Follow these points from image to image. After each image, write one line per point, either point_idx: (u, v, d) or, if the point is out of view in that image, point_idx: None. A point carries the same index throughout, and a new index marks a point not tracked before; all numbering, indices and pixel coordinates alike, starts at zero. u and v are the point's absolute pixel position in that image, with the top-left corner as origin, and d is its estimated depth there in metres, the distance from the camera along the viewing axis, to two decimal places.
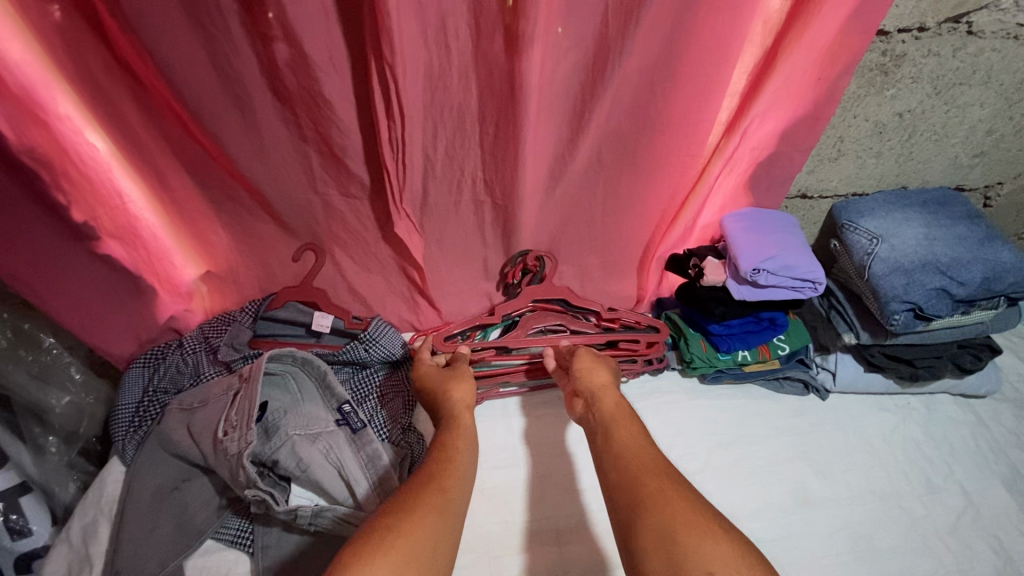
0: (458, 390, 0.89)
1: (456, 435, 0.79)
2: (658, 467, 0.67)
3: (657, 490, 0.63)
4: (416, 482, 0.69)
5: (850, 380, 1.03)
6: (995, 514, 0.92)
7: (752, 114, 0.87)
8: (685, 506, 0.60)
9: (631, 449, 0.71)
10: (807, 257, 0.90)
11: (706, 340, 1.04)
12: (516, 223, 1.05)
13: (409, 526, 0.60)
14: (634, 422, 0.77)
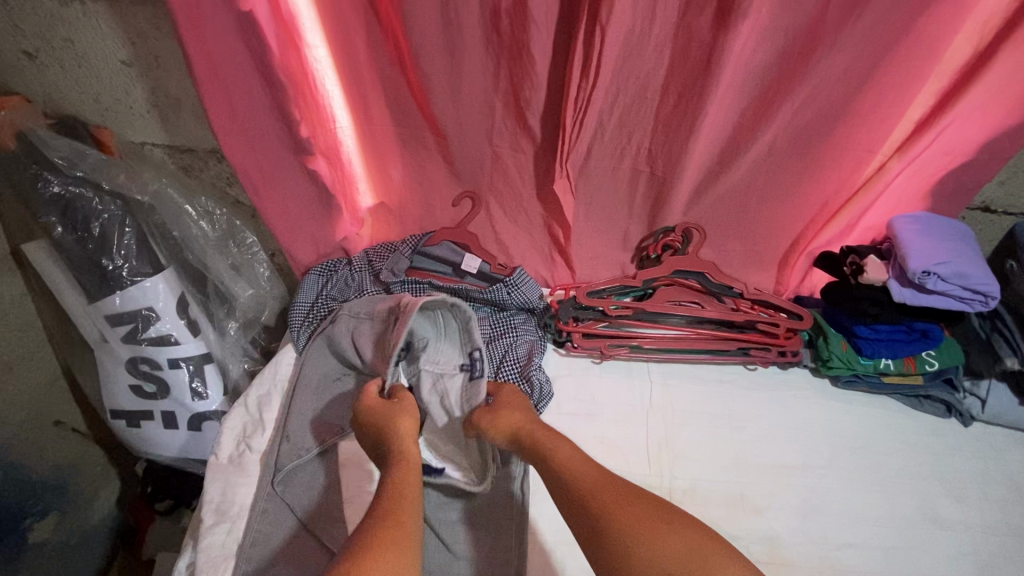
0: (402, 420, 0.83)
1: (408, 476, 0.74)
2: (603, 477, 0.72)
3: (611, 501, 0.67)
4: (371, 516, 0.65)
5: (1001, 409, 0.98)
6: None
7: (954, 113, 0.85)
8: (646, 507, 0.66)
9: (576, 469, 0.73)
10: (984, 270, 0.88)
11: (847, 343, 1.02)
12: (669, 197, 1.09)
13: (369, 561, 0.58)
14: (562, 441, 0.80)
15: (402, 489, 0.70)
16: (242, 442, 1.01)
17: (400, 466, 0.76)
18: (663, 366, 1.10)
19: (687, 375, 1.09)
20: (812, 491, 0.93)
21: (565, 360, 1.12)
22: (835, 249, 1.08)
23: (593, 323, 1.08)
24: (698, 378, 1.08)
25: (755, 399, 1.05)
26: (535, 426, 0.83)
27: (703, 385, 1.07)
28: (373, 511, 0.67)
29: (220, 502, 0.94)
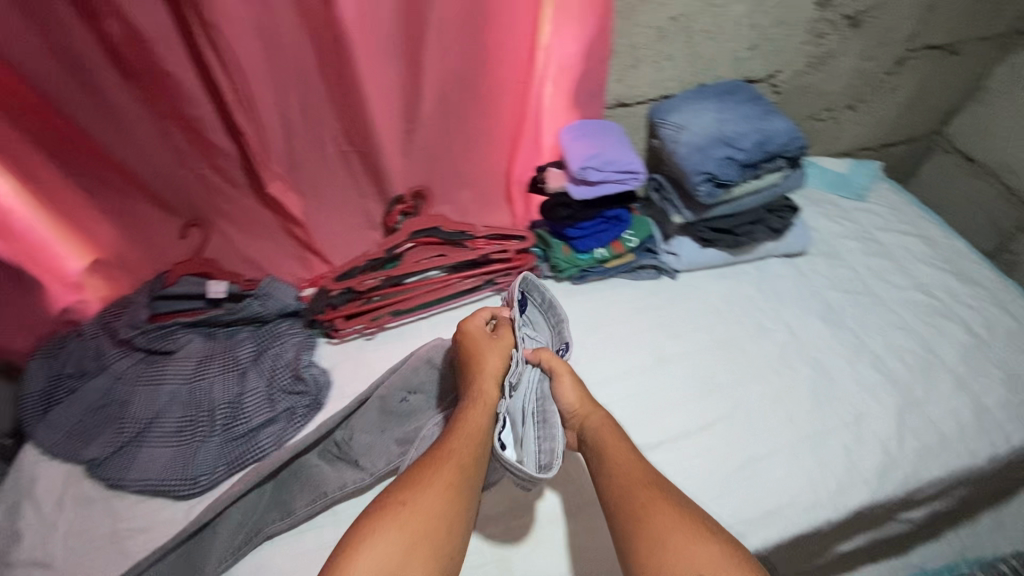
0: (490, 363, 0.94)
1: (474, 417, 0.86)
2: (651, 480, 0.79)
3: (654, 496, 0.76)
4: (427, 458, 0.79)
5: (690, 257, 1.20)
6: (812, 341, 1.12)
7: (544, 36, 1.01)
8: (678, 522, 0.73)
9: (632, 464, 0.82)
10: (626, 153, 1.07)
11: (568, 246, 1.19)
12: (382, 168, 1.16)
13: (421, 502, 0.73)
14: (624, 439, 0.87)
15: (468, 432, 0.83)
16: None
17: (473, 403, 0.88)
18: (432, 320, 1.17)
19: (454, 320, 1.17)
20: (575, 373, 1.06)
21: (339, 347, 1.13)
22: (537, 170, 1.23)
23: (351, 304, 1.11)
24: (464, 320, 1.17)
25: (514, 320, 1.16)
26: (594, 415, 0.91)
27: None
28: (437, 451, 0.80)
29: None
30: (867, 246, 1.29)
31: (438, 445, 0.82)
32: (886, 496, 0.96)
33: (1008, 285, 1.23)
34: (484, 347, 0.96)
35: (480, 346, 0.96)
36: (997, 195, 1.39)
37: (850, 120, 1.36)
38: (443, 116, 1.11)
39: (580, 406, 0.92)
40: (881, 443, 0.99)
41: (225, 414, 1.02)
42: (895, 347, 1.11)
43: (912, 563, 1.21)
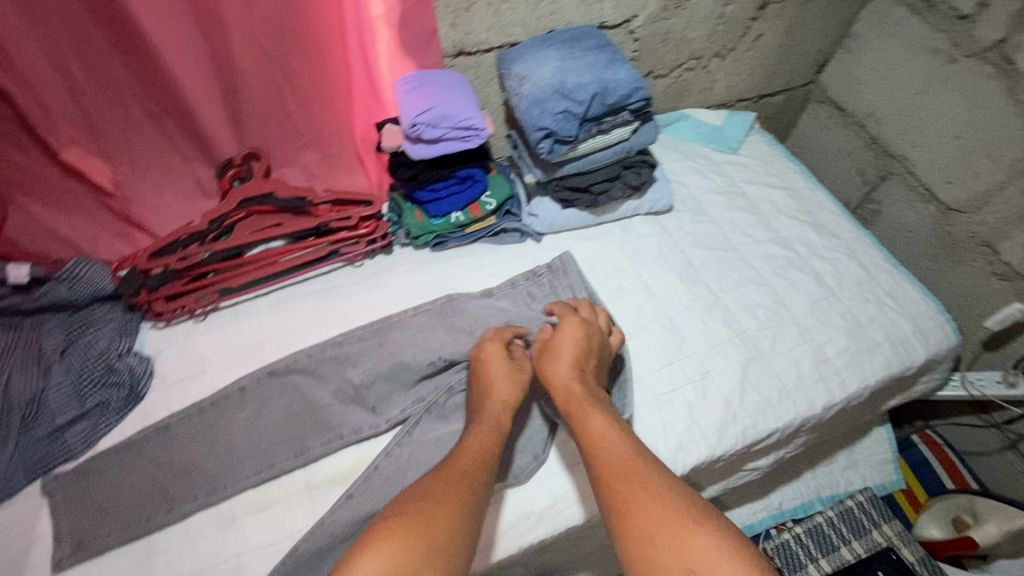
0: (498, 383, 0.88)
1: (485, 436, 0.82)
2: (627, 466, 0.73)
3: (636, 487, 0.70)
4: (433, 480, 0.73)
5: (551, 219, 1.15)
6: (668, 300, 1.11)
7: None
8: (669, 514, 0.66)
9: (609, 449, 0.76)
10: (465, 107, 0.98)
11: (422, 211, 1.13)
12: (200, 130, 1.03)
13: (426, 520, 0.66)
14: (606, 413, 0.81)
15: (467, 452, 0.78)
16: None
17: (482, 422, 0.84)
18: (274, 297, 1.08)
19: (300, 296, 1.08)
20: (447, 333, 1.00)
21: (165, 332, 1.03)
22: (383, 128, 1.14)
23: (172, 283, 1.01)
24: (308, 296, 1.08)
25: (365, 293, 1.09)
26: (591, 391, 0.86)
27: (313, 299, 1.08)
28: (438, 471, 0.75)
29: None
30: (733, 200, 1.28)
31: (444, 465, 0.77)
32: (725, 451, 0.97)
33: (862, 235, 1.26)
34: (485, 375, 0.90)
35: (490, 368, 0.90)
36: (862, 145, 1.41)
37: (719, 69, 1.33)
38: (260, 69, 0.99)
39: (563, 389, 0.85)
40: (723, 399, 1.00)
41: (23, 413, 0.91)
42: (747, 301, 1.12)
43: (770, 506, 1.26)
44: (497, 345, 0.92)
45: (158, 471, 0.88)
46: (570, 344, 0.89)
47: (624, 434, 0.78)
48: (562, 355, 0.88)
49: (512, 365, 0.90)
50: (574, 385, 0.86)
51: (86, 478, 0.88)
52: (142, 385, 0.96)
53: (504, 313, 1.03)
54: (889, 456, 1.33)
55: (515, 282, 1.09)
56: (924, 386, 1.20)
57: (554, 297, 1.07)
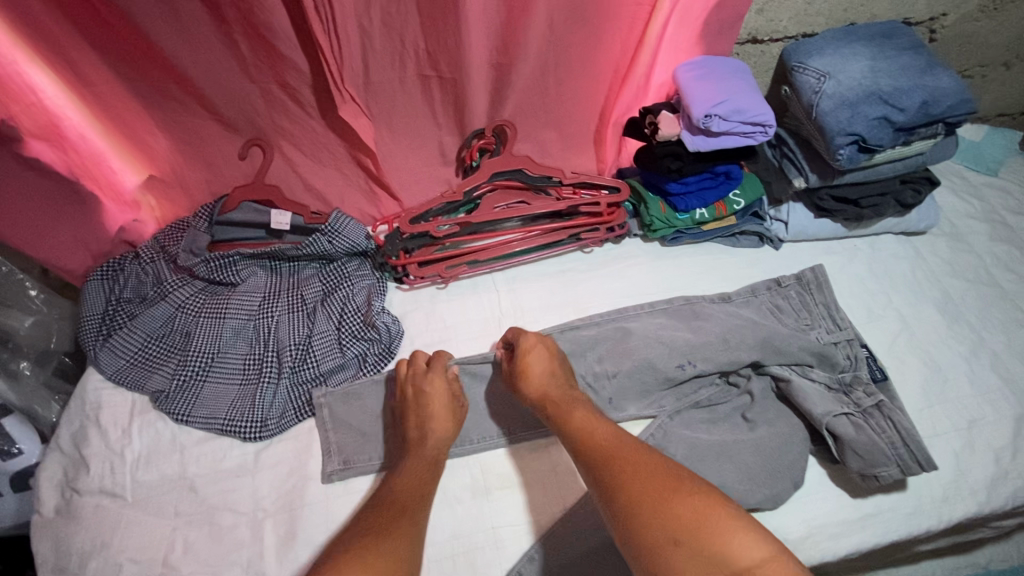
0: (434, 418, 0.85)
1: (408, 471, 0.79)
2: (609, 445, 0.75)
3: (625, 459, 0.72)
4: (367, 513, 0.72)
5: (801, 228, 1.07)
6: (925, 332, 1.02)
7: None
8: (654, 483, 0.68)
9: (590, 433, 0.77)
10: (757, 101, 0.91)
11: (665, 203, 1.07)
12: (466, 97, 1.02)
13: (377, 549, 0.64)
14: (580, 408, 0.82)
15: (407, 482, 0.77)
16: (67, 487, 0.88)
17: (413, 457, 0.82)
18: (508, 273, 1.08)
19: (535, 276, 1.08)
20: (698, 333, 0.96)
21: (410, 295, 1.05)
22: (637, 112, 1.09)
23: (426, 249, 1.02)
24: (542, 276, 1.08)
25: (598, 282, 1.07)
26: (568, 392, 0.85)
27: (547, 281, 1.07)
28: (376, 504, 0.74)
29: (56, 559, 0.82)
30: (996, 229, 1.15)
31: (374, 501, 0.75)
32: (992, 509, 0.89)
33: None
34: (415, 408, 0.86)
35: (429, 406, 0.86)
36: None
37: (999, 80, 1.18)
38: (544, 42, 0.96)
39: (536, 393, 0.85)
40: (994, 453, 0.91)
41: (293, 356, 0.96)
42: (1019, 348, 1.01)
43: (975, 564, 1.17)
44: (440, 383, 0.89)
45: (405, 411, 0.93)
46: (541, 359, 0.88)
47: (604, 421, 0.80)
48: (530, 369, 0.87)
49: (449, 399, 0.88)
50: (552, 388, 0.85)
51: (348, 424, 0.92)
52: (393, 345, 0.99)
53: (755, 325, 0.95)
54: None
55: (756, 290, 1.03)
56: None
57: (805, 314, 1.00)
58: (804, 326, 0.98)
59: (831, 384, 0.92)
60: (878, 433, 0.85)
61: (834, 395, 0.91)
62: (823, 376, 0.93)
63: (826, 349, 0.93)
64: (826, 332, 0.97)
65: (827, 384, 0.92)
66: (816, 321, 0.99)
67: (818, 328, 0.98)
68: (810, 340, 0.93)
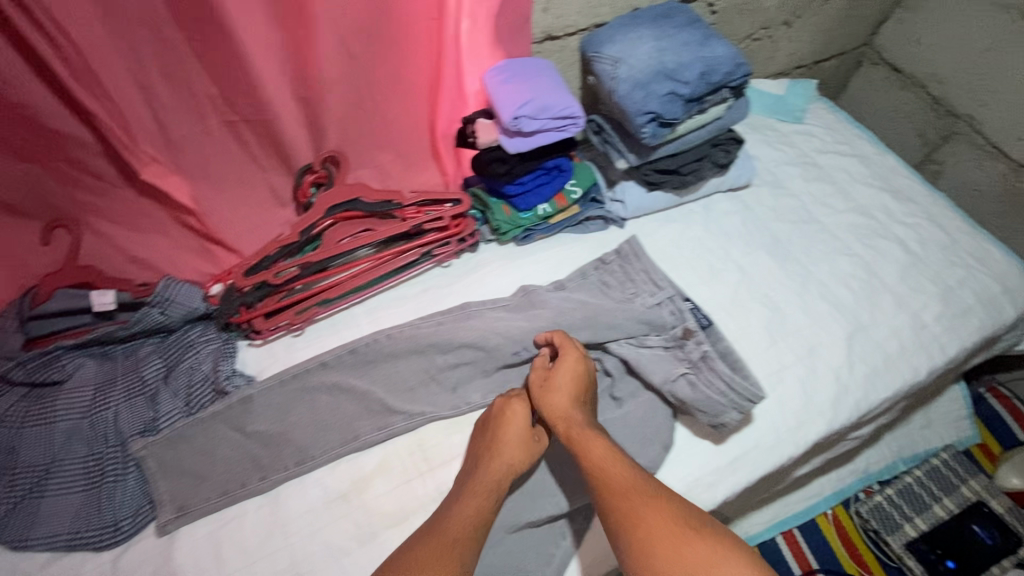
0: (506, 447, 0.84)
1: (467, 507, 0.78)
2: (628, 486, 0.75)
3: (636, 500, 0.73)
4: (417, 546, 0.73)
5: (637, 204, 1.14)
6: (761, 277, 1.11)
7: None
8: (670, 529, 0.69)
9: (608, 471, 0.77)
10: (561, 96, 0.94)
11: (508, 205, 1.09)
12: (280, 136, 0.98)
13: None
14: (599, 434, 0.82)
15: (457, 522, 0.76)
16: None
17: (472, 488, 0.81)
18: (367, 305, 1.04)
19: (396, 302, 1.05)
20: (555, 323, 0.98)
21: (264, 350, 1.00)
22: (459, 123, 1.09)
23: (269, 299, 0.97)
24: (403, 300, 1.05)
25: (462, 295, 1.05)
26: (587, 415, 0.86)
27: (409, 304, 1.04)
28: (427, 537, 0.74)
29: None
30: (807, 171, 1.27)
31: (427, 533, 0.75)
32: (841, 424, 0.98)
33: (938, 197, 1.26)
34: (494, 430, 0.86)
35: (505, 424, 0.86)
36: (923, 106, 1.41)
37: (783, 38, 1.31)
38: (344, 70, 0.94)
39: (553, 413, 0.86)
40: (833, 373, 1.00)
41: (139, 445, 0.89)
42: (840, 274, 1.12)
43: (857, 471, 1.28)
44: (521, 404, 0.88)
45: (250, 460, 0.90)
46: (569, 372, 0.89)
47: (621, 455, 0.80)
48: (557, 385, 0.88)
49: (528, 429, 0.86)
50: (575, 415, 0.85)
51: (201, 493, 0.87)
52: (250, 406, 0.93)
53: (586, 305, 1.01)
54: (964, 412, 1.36)
55: (585, 271, 1.08)
56: (1005, 343, 1.21)
57: (629, 284, 1.05)
58: (629, 295, 1.03)
59: (665, 343, 0.98)
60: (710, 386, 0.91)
61: (670, 356, 0.96)
62: (657, 339, 0.99)
63: (650, 315, 0.99)
64: (650, 297, 1.02)
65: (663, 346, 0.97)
66: (642, 283, 1.04)
67: (643, 294, 1.03)
68: (633, 309, 1.00)
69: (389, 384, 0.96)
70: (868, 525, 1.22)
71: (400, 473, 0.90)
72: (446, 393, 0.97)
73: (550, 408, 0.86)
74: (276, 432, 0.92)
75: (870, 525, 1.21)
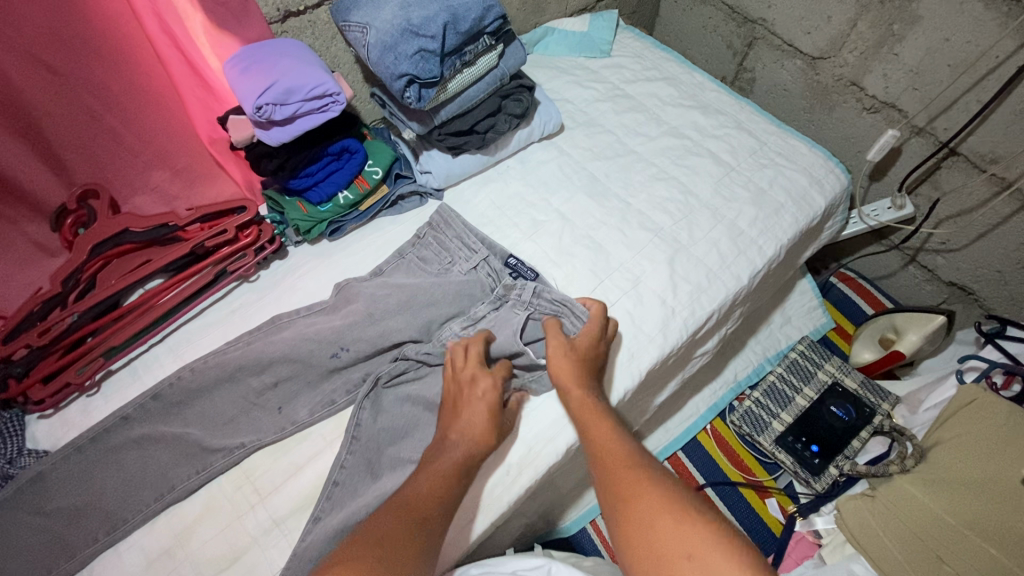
0: (473, 414, 0.82)
1: (438, 460, 0.78)
2: (627, 458, 0.74)
3: (627, 474, 0.71)
4: (392, 505, 0.73)
5: (446, 172, 1.09)
6: (582, 219, 1.10)
7: None
8: (654, 497, 0.67)
9: (607, 444, 0.77)
10: (311, 73, 0.86)
11: (304, 201, 1.02)
12: (10, 177, 0.86)
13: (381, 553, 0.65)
14: (604, 413, 0.81)
15: (434, 477, 0.76)
16: None
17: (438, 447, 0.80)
18: (170, 342, 0.96)
19: (205, 329, 0.97)
20: (369, 315, 0.94)
21: (56, 420, 0.90)
22: (220, 129, 1.01)
23: (45, 361, 0.86)
24: (210, 327, 0.97)
25: (274, 306, 0.99)
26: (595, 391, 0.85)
27: (217, 329, 0.97)
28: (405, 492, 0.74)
29: None
30: (619, 103, 1.26)
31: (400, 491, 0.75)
32: (673, 346, 0.99)
33: (743, 104, 1.29)
34: (459, 405, 0.84)
35: (467, 394, 0.84)
36: (724, 17, 1.41)
37: None
38: (55, 87, 0.82)
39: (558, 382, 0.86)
40: (659, 299, 1.01)
41: None
42: (657, 200, 1.12)
43: (727, 382, 1.32)
44: (478, 375, 0.85)
45: (53, 542, 0.80)
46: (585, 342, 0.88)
47: (625, 436, 0.78)
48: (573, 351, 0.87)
49: (490, 388, 0.84)
50: (580, 381, 0.85)
51: None
52: (47, 483, 0.83)
53: (402, 289, 0.97)
54: (816, 302, 1.43)
55: (402, 252, 1.03)
56: (830, 231, 1.27)
57: (445, 254, 1.02)
58: (446, 265, 1.01)
59: (494, 305, 0.96)
60: (553, 304, 0.93)
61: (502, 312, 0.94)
62: (484, 304, 0.97)
63: (467, 283, 0.98)
64: (467, 262, 1.01)
65: (494, 309, 0.96)
66: (458, 250, 1.02)
67: (459, 261, 1.01)
68: (450, 281, 0.98)
69: (204, 422, 0.89)
70: (742, 431, 1.26)
71: (229, 510, 0.84)
72: (270, 415, 0.90)
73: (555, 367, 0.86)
74: (83, 504, 0.82)
75: (743, 430, 1.25)
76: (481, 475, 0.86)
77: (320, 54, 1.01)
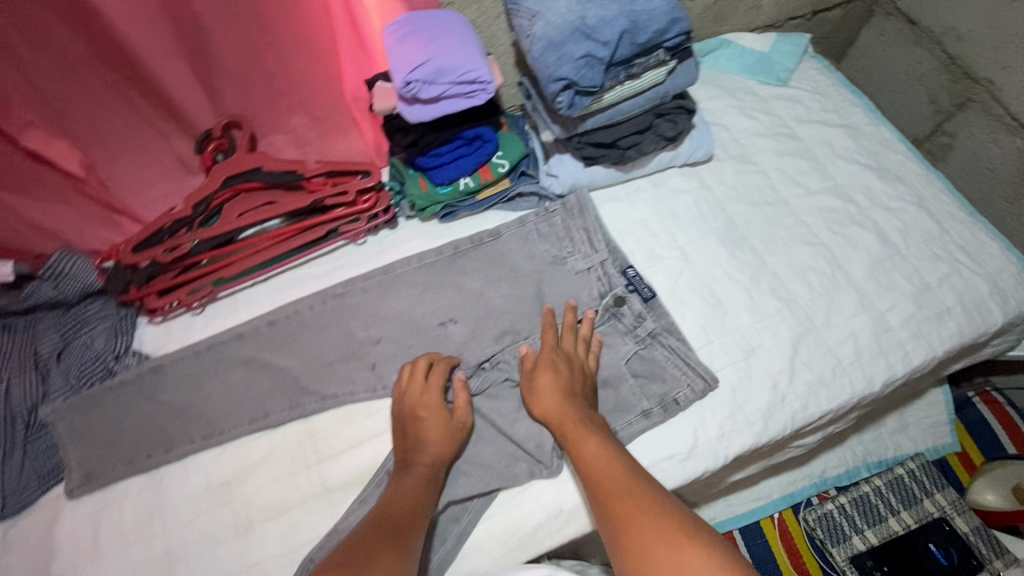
0: (428, 426, 0.82)
1: (410, 477, 0.77)
2: (624, 488, 0.69)
3: (625, 507, 0.67)
4: (371, 516, 0.70)
5: (573, 179, 1.01)
6: (706, 266, 0.99)
7: None
8: (657, 526, 0.63)
9: (602, 476, 0.72)
10: (466, 56, 0.82)
11: (426, 178, 1.00)
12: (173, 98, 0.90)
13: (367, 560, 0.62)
14: (596, 435, 0.77)
15: (404, 494, 0.75)
16: None
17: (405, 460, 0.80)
18: (272, 284, 0.99)
19: (304, 283, 0.99)
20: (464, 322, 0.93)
21: (163, 329, 0.96)
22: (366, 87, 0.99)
23: (165, 275, 0.92)
24: (309, 280, 0.99)
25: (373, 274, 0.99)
26: (585, 412, 0.81)
27: (314, 284, 0.99)
28: (379, 505, 0.73)
29: None
30: (782, 143, 1.12)
31: (374, 511, 0.72)
32: (771, 437, 0.89)
33: (932, 177, 1.09)
34: (409, 429, 0.82)
35: (416, 421, 0.82)
36: (936, 66, 1.19)
37: None
38: (229, 20, 0.84)
39: (546, 418, 0.81)
40: (771, 380, 0.90)
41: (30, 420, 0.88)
42: (798, 266, 0.99)
43: (812, 475, 1.19)
44: (434, 396, 0.84)
45: (138, 441, 0.87)
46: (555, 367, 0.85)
47: (624, 460, 0.74)
48: (545, 383, 0.84)
49: (444, 413, 0.83)
50: (568, 410, 0.81)
51: (86, 473, 0.85)
52: (145, 386, 0.90)
53: (515, 276, 0.97)
54: (946, 418, 1.23)
55: (523, 220, 1.00)
56: (993, 350, 1.07)
57: (566, 241, 0.99)
58: (563, 254, 0.98)
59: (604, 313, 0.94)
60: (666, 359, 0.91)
61: (610, 330, 0.93)
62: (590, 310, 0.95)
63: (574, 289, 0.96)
64: (582, 259, 0.97)
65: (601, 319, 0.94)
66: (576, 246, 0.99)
67: (576, 255, 0.98)
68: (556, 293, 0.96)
69: (304, 360, 0.92)
70: (812, 533, 1.12)
71: (288, 462, 0.87)
72: (348, 384, 0.91)
73: (540, 405, 0.83)
74: (171, 415, 0.88)
75: (815, 534, 1.11)
76: (531, 507, 0.83)
77: (479, 32, 0.97)
